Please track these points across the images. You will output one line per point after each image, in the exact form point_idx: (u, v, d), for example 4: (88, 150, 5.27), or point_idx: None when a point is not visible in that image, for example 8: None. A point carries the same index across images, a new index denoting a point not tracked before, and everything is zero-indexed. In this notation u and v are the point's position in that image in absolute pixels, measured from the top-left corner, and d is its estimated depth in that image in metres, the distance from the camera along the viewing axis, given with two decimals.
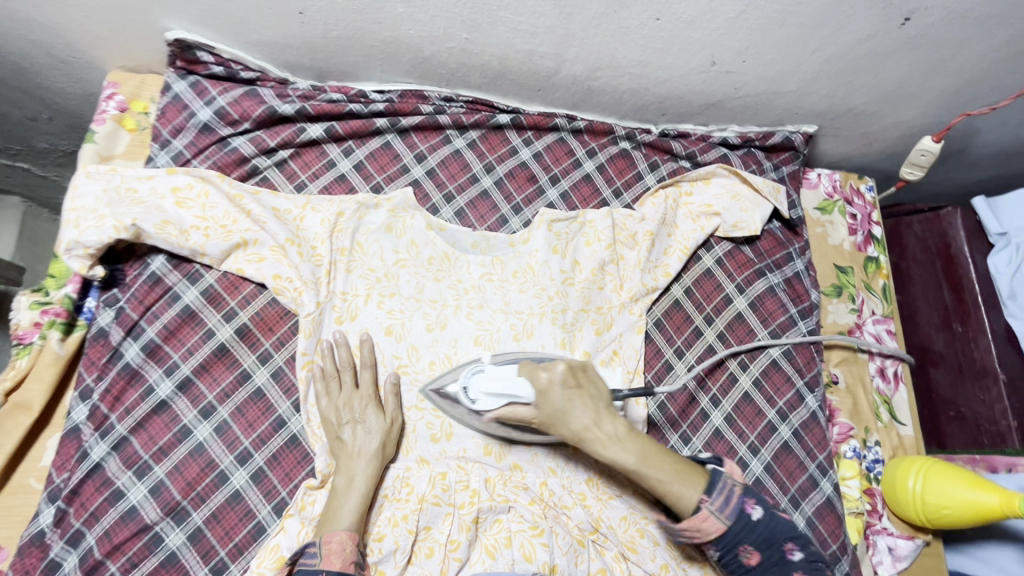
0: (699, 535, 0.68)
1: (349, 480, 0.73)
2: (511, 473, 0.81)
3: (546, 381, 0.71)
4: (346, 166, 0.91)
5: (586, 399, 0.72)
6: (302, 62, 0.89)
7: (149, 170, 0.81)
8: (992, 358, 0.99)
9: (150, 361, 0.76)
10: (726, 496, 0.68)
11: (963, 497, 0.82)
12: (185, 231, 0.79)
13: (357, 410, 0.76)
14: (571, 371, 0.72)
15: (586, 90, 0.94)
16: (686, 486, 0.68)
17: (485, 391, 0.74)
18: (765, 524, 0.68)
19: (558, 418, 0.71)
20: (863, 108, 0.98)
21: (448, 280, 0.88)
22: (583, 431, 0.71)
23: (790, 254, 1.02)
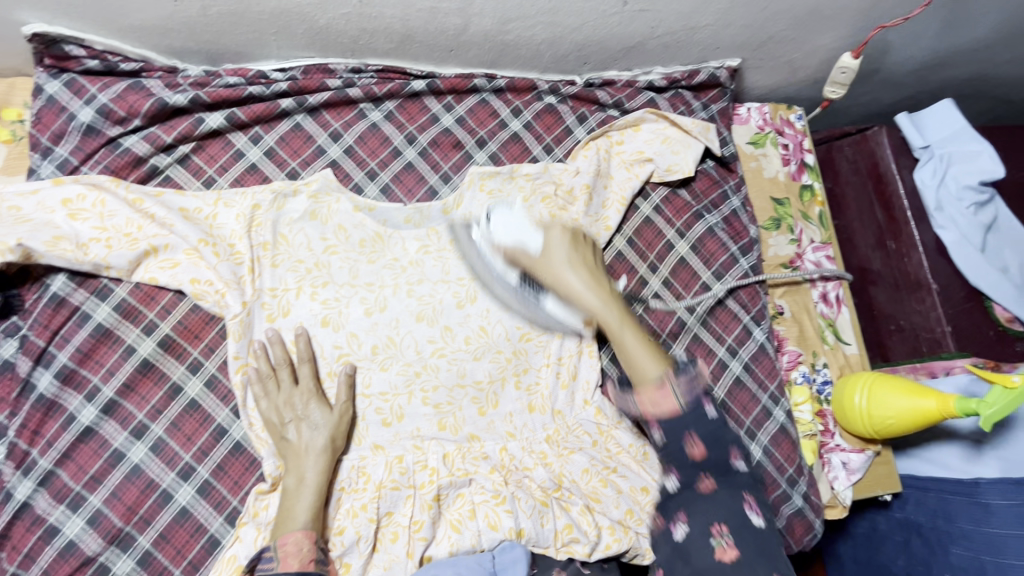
0: (652, 407, 0.73)
1: (299, 479, 0.70)
2: (469, 444, 0.81)
3: (553, 234, 0.82)
4: (255, 154, 0.85)
5: (585, 259, 0.81)
6: (188, 45, 0.81)
7: (32, 184, 0.74)
8: (924, 270, 1.03)
9: (67, 388, 0.71)
10: (690, 379, 0.72)
11: (903, 406, 0.86)
12: (84, 245, 0.73)
13: (298, 407, 0.74)
14: (577, 238, 0.83)
15: (500, 45, 0.90)
16: (649, 360, 0.74)
17: (500, 242, 0.82)
18: (716, 424, 0.72)
19: (554, 270, 0.80)
20: (782, 35, 0.96)
21: (383, 260, 0.84)
22: (574, 272, 0.80)
23: (725, 192, 1.02)
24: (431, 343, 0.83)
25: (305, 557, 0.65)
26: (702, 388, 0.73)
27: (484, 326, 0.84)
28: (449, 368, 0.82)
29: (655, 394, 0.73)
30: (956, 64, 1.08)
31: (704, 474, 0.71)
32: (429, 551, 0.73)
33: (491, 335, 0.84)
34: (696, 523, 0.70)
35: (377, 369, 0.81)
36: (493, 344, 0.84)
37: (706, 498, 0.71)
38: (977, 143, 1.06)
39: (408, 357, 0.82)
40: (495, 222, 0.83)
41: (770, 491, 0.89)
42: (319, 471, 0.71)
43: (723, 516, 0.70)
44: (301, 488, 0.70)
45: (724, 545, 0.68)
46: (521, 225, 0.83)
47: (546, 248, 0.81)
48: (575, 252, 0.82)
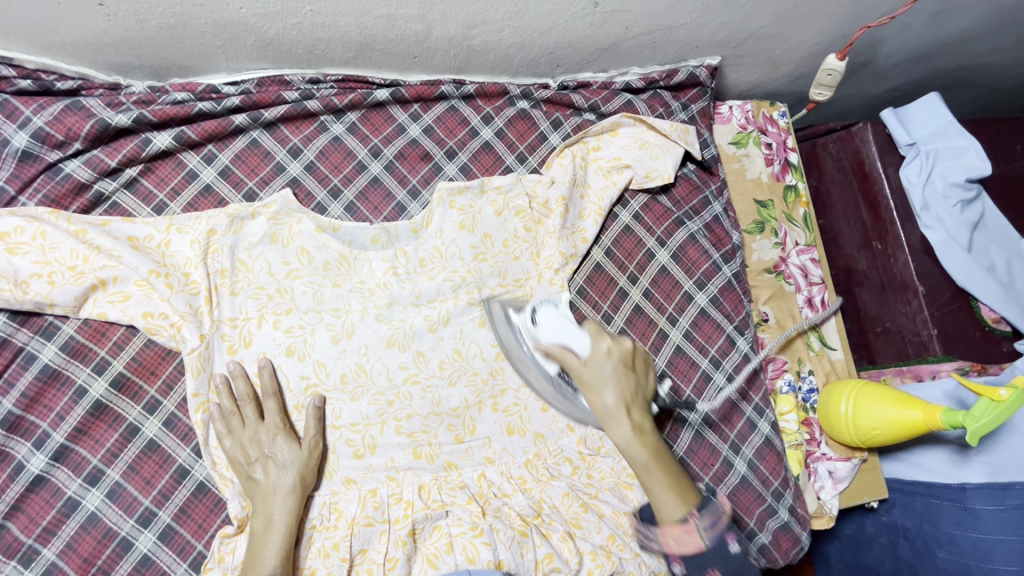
0: (676, 546, 0.68)
1: (267, 522, 0.67)
2: (446, 473, 0.78)
3: (605, 349, 0.74)
4: (209, 174, 0.80)
5: (629, 380, 0.74)
6: (129, 60, 0.76)
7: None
8: (910, 271, 1.00)
9: (13, 435, 0.67)
10: (715, 516, 0.69)
11: (891, 416, 0.84)
12: (23, 282, 0.69)
13: (265, 444, 0.70)
14: (628, 353, 0.75)
15: (467, 50, 0.85)
16: (671, 501, 0.69)
17: (544, 341, 0.74)
18: (738, 559, 0.69)
19: (595, 386, 0.73)
20: (762, 32, 0.92)
21: (350, 283, 0.81)
22: (621, 399, 0.72)
23: (706, 197, 0.98)
24: (402, 370, 0.80)
25: None
26: (725, 528, 0.69)
27: (458, 350, 0.82)
28: (422, 395, 0.79)
29: (678, 532, 0.68)
30: (943, 56, 1.05)
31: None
32: None
33: (466, 359, 0.82)
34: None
35: (346, 399, 0.77)
36: (468, 367, 0.82)
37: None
38: (964, 138, 1.03)
39: (379, 386, 0.78)
40: (541, 322, 0.75)
41: (755, 507, 0.87)
42: (288, 512, 0.67)
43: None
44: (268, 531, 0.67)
45: None
46: (567, 325, 0.74)
47: (592, 351, 0.74)
48: (621, 377, 0.74)
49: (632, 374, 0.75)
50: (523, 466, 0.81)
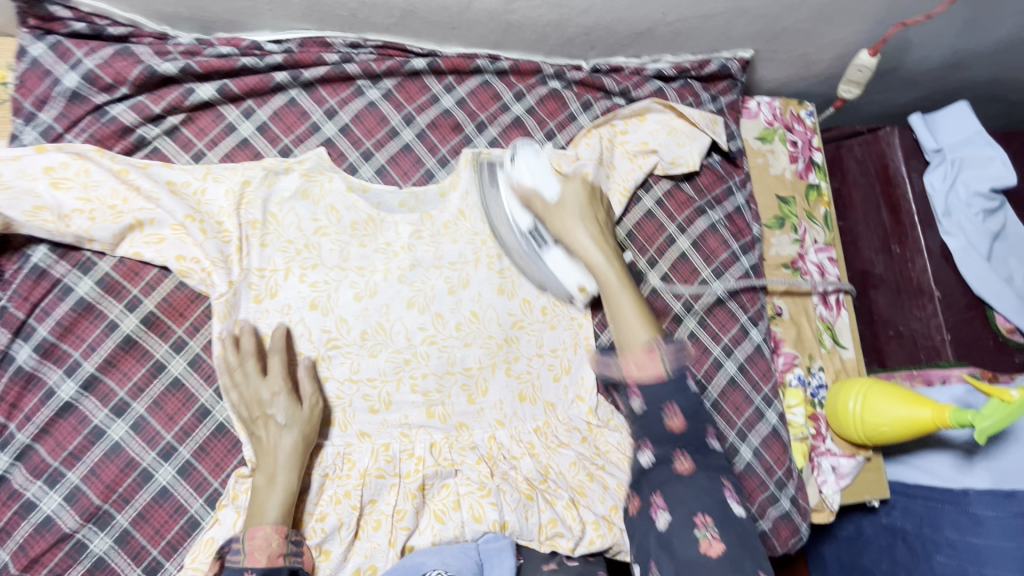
0: (638, 371, 0.71)
1: (270, 478, 0.67)
2: (457, 433, 0.80)
3: (569, 197, 0.81)
4: (247, 129, 0.82)
5: (597, 214, 0.82)
6: (179, 11, 0.78)
7: (14, 150, 0.71)
8: (928, 276, 1.00)
9: (46, 361, 0.69)
10: (677, 346, 0.71)
11: (898, 414, 0.85)
12: (65, 216, 0.71)
13: (268, 402, 0.69)
14: (589, 189, 0.84)
15: (505, 25, 0.86)
16: (641, 323, 0.73)
17: (517, 179, 0.82)
18: (698, 400, 0.71)
19: (564, 226, 0.80)
20: (797, 27, 0.93)
21: (375, 244, 0.83)
22: (585, 225, 0.80)
23: (729, 188, 0.99)
24: (420, 330, 0.81)
25: (273, 552, 0.64)
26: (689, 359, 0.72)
27: (475, 311, 0.83)
28: (438, 356, 0.81)
29: (642, 356, 0.71)
30: (975, 65, 1.05)
31: (681, 452, 0.69)
32: (412, 541, 0.73)
33: (483, 321, 0.83)
34: (677, 514, 0.67)
35: (364, 356, 0.79)
36: (484, 329, 0.83)
37: (684, 479, 0.68)
38: (991, 148, 1.04)
39: (398, 344, 0.80)
40: (519, 163, 0.83)
41: (757, 494, 0.88)
42: (290, 468, 0.68)
43: (711, 510, 0.66)
44: (267, 486, 0.67)
45: (709, 538, 0.64)
46: (541, 170, 0.83)
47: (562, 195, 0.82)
48: (590, 208, 0.82)
49: (599, 208, 0.84)
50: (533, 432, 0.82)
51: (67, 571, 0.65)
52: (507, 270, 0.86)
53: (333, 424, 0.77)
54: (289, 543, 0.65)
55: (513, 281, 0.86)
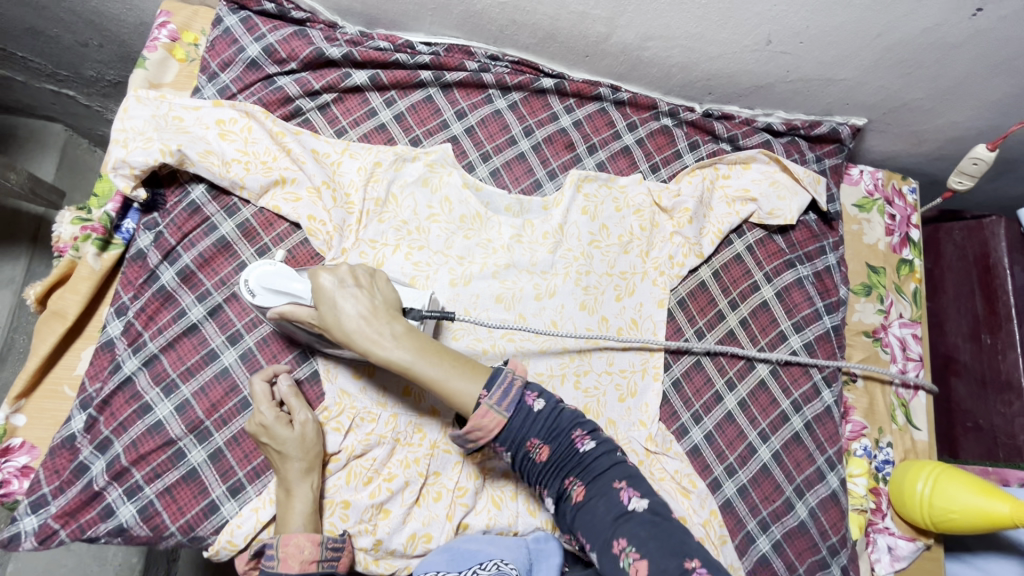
0: (480, 430, 0.67)
1: (287, 492, 0.70)
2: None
3: (330, 285, 0.68)
4: (387, 116, 0.91)
5: (364, 296, 0.69)
6: (354, 6, 0.88)
7: (196, 101, 0.82)
8: (1019, 371, 0.97)
9: (184, 286, 0.78)
10: (505, 390, 0.67)
11: (972, 502, 0.82)
12: (227, 163, 0.80)
13: (259, 428, 0.71)
14: (353, 275, 0.70)
15: (634, 60, 0.92)
16: (458, 381, 0.67)
17: (274, 307, 0.72)
18: (551, 416, 0.69)
19: (333, 319, 0.68)
20: (918, 104, 0.95)
21: (477, 239, 0.88)
22: (355, 303, 0.68)
23: (823, 247, 1.00)
24: (505, 328, 0.86)
25: (306, 558, 0.67)
26: (519, 394, 0.68)
27: (556, 321, 0.88)
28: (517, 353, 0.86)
29: (479, 413, 0.67)
30: None
31: (573, 482, 0.70)
32: (468, 519, 0.77)
33: (561, 330, 0.88)
34: (600, 544, 0.67)
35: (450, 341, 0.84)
36: (561, 339, 0.87)
37: (584, 507, 0.69)
38: None
39: (482, 334, 0.85)
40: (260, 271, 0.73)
41: (808, 555, 0.87)
42: (305, 481, 0.70)
43: (622, 529, 0.65)
44: (286, 502, 0.70)
45: (633, 562, 0.63)
46: (288, 280, 0.71)
47: (318, 297, 0.69)
48: (343, 295, 0.68)
49: (372, 287, 0.70)
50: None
51: (165, 473, 0.72)
52: (592, 287, 0.90)
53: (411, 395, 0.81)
54: (323, 549, 0.68)
55: (596, 299, 0.90)
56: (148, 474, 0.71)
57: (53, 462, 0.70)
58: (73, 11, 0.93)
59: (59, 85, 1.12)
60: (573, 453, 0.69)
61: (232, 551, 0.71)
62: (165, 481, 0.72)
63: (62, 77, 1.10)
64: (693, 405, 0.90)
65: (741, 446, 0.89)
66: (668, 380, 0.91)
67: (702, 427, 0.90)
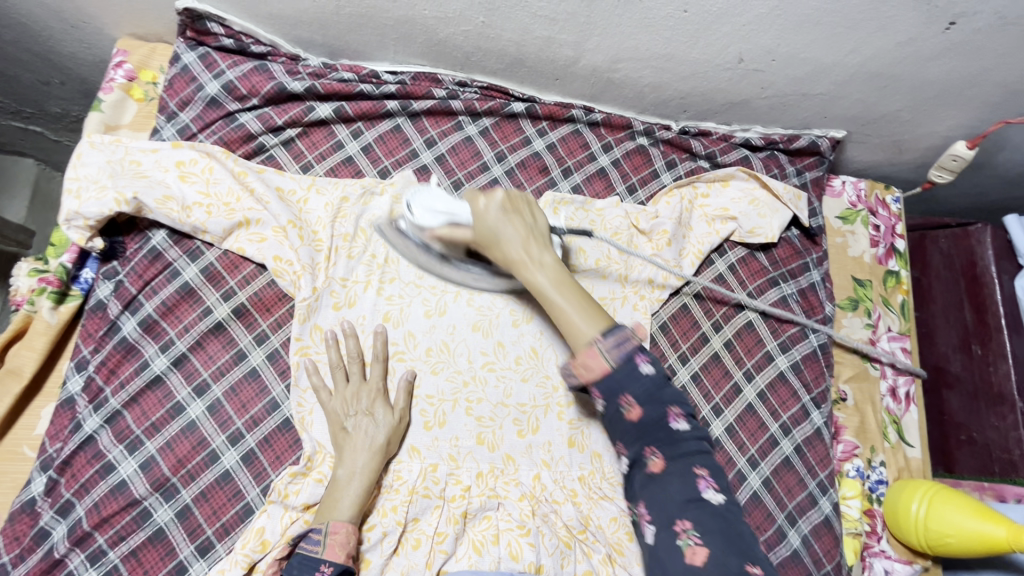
0: (584, 372, 0.66)
1: (350, 472, 0.71)
2: (503, 466, 0.81)
3: (483, 206, 0.72)
4: (354, 148, 0.88)
5: (522, 223, 0.72)
6: (315, 38, 0.86)
7: (155, 143, 0.79)
8: (1010, 384, 0.95)
9: (146, 336, 0.75)
10: (620, 343, 0.65)
11: (969, 527, 0.79)
12: (187, 207, 0.77)
13: (364, 404, 0.75)
14: (509, 200, 0.73)
15: (605, 81, 0.90)
16: (581, 322, 0.67)
17: (431, 226, 0.74)
18: (651, 380, 0.65)
19: (490, 238, 0.72)
20: (896, 115, 0.93)
21: None
22: (511, 227, 0.72)
23: (806, 264, 0.98)
24: (483, 358, 0.84)
25: (348, 549, 0.66)
26: (634, 347, 0.65)
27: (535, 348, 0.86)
28: (495, 384, 0.83)
29: (585, 355, 0.66)
30: None
31: (652, 454, 0.67)
32: (448, 565, 0.74)
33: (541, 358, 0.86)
34: (661, 518, 0.66)
35: (427, 375, 0.81)
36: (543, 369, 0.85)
37: (658, 480, 0.66)
38: None
39: (460, 365, 0.83)
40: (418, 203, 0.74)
41: None
42: (373, 468, 0.72)
43: (688, 512, 0.64)
44: (347, 484, 0.71)
45: (689, 545, 0.62)
46: (448, 201, 0.74)
47: (478, 219, 0.72)
48: (507, 224, 0.72)
49: (525, 210, 0.73)
50: (578, 482, 0.83)
51: (130, 535, 0.69)
52: None
53: None
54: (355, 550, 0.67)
55: None
56: (112, 537, 0.69)
57: (11, 529, 0.67)
58: (30, 50, 0.90)
59: (24, 122, 1.09)
60: (661, 422, 0.66)
61: None
62: (130, 543, 0.69)
63: (27, 114, 1.07)
64: None
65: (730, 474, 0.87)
66: None
67: None
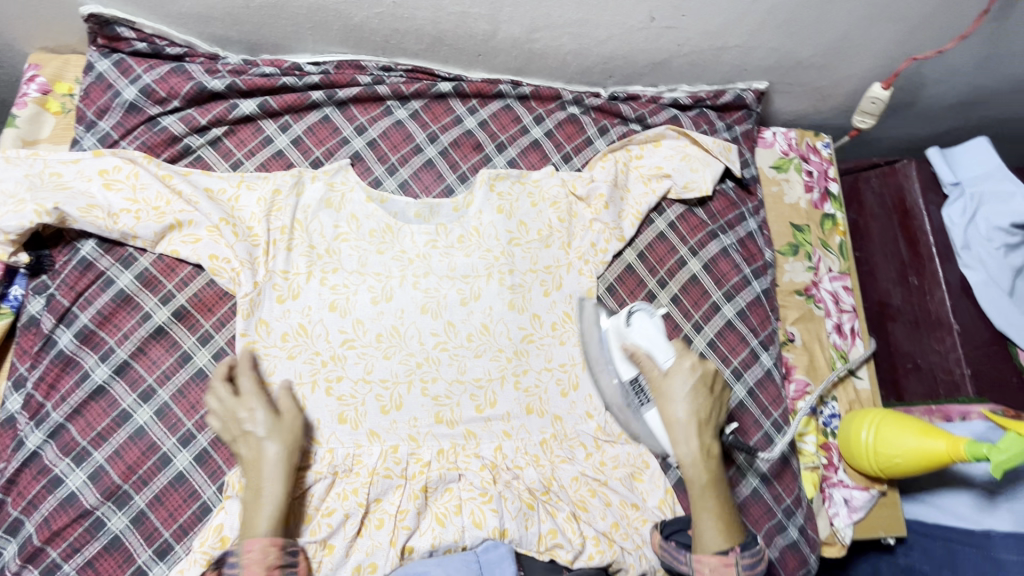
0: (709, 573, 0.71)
1: (257, 492, 0.67)
2: (465, 441, 0.82)
3: (685, 363, 0.79)
4: (283, 141, 0.88)
5: (706, 400, 0.78)
6: (230, 34, 0.86)
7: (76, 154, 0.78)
8: (946, 308, 0.99)
9: (84, 347, 0.74)
10: (755, 559, 0.72)
11: (914, 445, 0.83)
12: (114, 214, 0.76)
13: (244, 420, 0.70)
14: (708, 375, 0.79)
15: (527, 53, 0.92)
16: (715, 533, 0.73)
17: (630, 341, 0.80)
18: None
19: (670, 399, 0.77)
20: (811, 61, 0.96)
21: (391, 252, 0.86)
22: (687, 408, 0.77)
23: (742, 213, 1.01)
24: (431, 337, 0.84)
25: (270, 563, 0.64)
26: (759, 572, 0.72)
27: (486, 324, 0.86)
28: (449, 363, 0.84)
29: (716, 563, 0.72)
30: (993, 103, 1.07)
31: None
32: (412, 541, 0.74)
33: (493, 333, 0.86)
34: None
35: (377, 359, 0.82)
36: (494, 342, 0.86)
37: None
38: (1012, 183, 1.02)
39: (411, 347, 0.83)
40: (633, 324, 0.81)
41: (765, 521, 0.86)
42: (277, 482, 0.67)
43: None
44: (256, 502, 0.67)
45: None
46: (652, 336, 0.80)
47: (676, 365, 0.79)
48: (695, 395, 0.78)
49: (710, 394, 0.79)
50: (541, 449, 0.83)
51: (84, 546, 0.68)
52: (518, 286, 0.89)
53: (345, 422, 0.79)
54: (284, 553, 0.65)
55: (524, 297, 0.89)
56: (66, 550, 0.68)
57: None
58: None
59: None
60: None
61: None
62: (86, 554, 0.68)
63: None
64: None
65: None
66: None
67: None
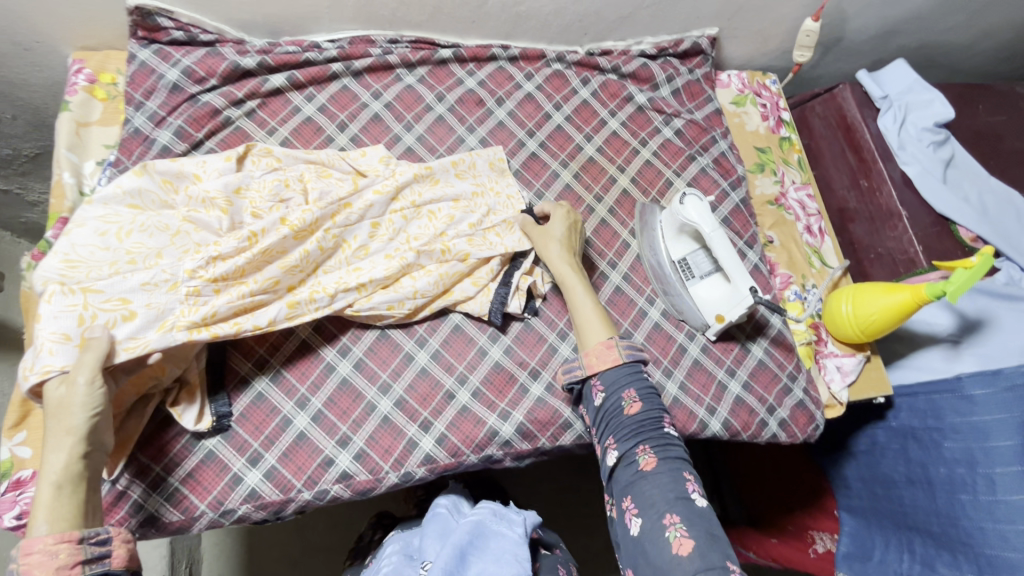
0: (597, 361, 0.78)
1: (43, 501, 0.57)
2: (397, 276, 0.85)
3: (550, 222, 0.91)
4: (310, 109, 0.98)
5: None
6: (256, 19, 0.98)
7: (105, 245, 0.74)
8: (894, 200, 1.16)
9: None
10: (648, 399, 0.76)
11: (884, 303, 0.96)
12: (110, 304, 0.70)
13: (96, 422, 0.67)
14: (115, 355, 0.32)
15: (514, 16, 1.06)
16: (598, 325, 0.82)
17: (685, 218, 0.92)
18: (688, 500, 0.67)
19: (543, 238, 0.90)
20: (752, 4, 1.12)
21: (300, 185, 0.86)
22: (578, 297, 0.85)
23: (713, 137, 1.16)
24: (191, 268, 0.75)
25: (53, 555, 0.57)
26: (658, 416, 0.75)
27: (390, 237, 0.87)
28: (175, 211, 0.80)
29: (601, 349, 0.79)
30: (907, 32, 1.27)
31: (644, 451, 0.71)
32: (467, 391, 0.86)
33: (175, 186, 0.82)
34: (648, 510, 0.67)
35: (106, 325, 0.69)
36: (399, 251, 0.86)
37: (647, 475, 0.69)
38: (930, 93, 1.22)
39: (166, 217, 0.79)
40: (687, 205, 0.92)
41: (772, 386, 0.99)
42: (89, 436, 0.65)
43: (676, 507, 0.66)
44: (56, 486, 0.62)
45: (678, 536, 0.63)
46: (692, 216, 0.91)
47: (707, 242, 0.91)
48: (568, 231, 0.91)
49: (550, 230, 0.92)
50: (485, 166, 0.97)
51: (184, 460, 0.76)
52: (407, 225, 0.89)
53: None
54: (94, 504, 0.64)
55: (414, 239, 0.88)
56: (169, 464, 0.76)
57: None
58: None
59: None
60: (713, 536, 0.63)
61: (268, 511, 0.77)
62: (186, 467, 0.76)
63: None
64: (646, 290, 1.02)
65: (553, 426, 0.88)
66: (619, 277, 1.02)
67: (657, 307, 1.01)
